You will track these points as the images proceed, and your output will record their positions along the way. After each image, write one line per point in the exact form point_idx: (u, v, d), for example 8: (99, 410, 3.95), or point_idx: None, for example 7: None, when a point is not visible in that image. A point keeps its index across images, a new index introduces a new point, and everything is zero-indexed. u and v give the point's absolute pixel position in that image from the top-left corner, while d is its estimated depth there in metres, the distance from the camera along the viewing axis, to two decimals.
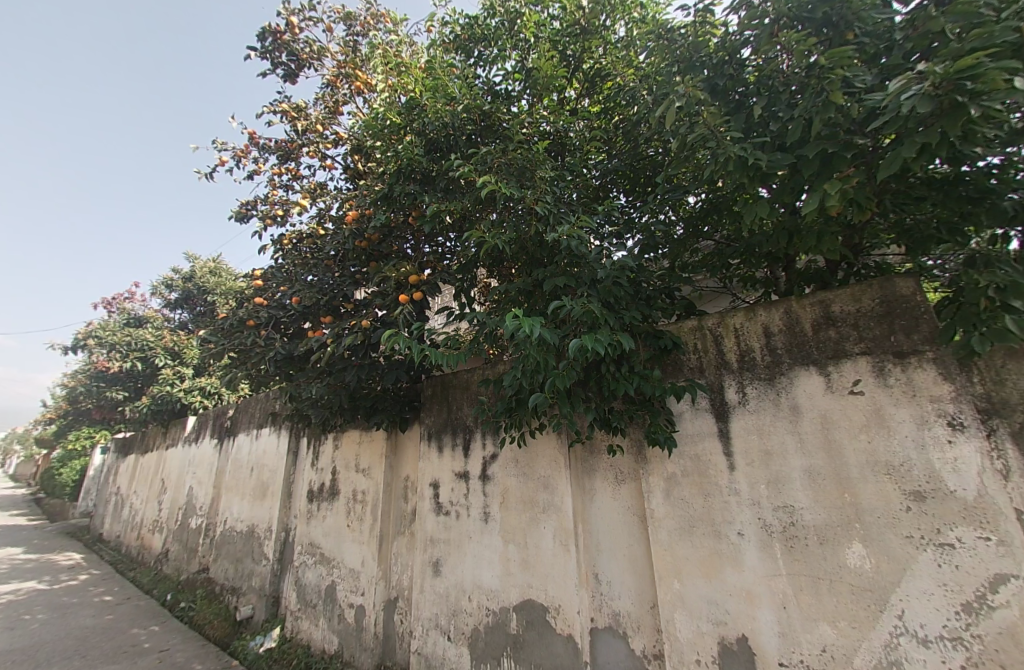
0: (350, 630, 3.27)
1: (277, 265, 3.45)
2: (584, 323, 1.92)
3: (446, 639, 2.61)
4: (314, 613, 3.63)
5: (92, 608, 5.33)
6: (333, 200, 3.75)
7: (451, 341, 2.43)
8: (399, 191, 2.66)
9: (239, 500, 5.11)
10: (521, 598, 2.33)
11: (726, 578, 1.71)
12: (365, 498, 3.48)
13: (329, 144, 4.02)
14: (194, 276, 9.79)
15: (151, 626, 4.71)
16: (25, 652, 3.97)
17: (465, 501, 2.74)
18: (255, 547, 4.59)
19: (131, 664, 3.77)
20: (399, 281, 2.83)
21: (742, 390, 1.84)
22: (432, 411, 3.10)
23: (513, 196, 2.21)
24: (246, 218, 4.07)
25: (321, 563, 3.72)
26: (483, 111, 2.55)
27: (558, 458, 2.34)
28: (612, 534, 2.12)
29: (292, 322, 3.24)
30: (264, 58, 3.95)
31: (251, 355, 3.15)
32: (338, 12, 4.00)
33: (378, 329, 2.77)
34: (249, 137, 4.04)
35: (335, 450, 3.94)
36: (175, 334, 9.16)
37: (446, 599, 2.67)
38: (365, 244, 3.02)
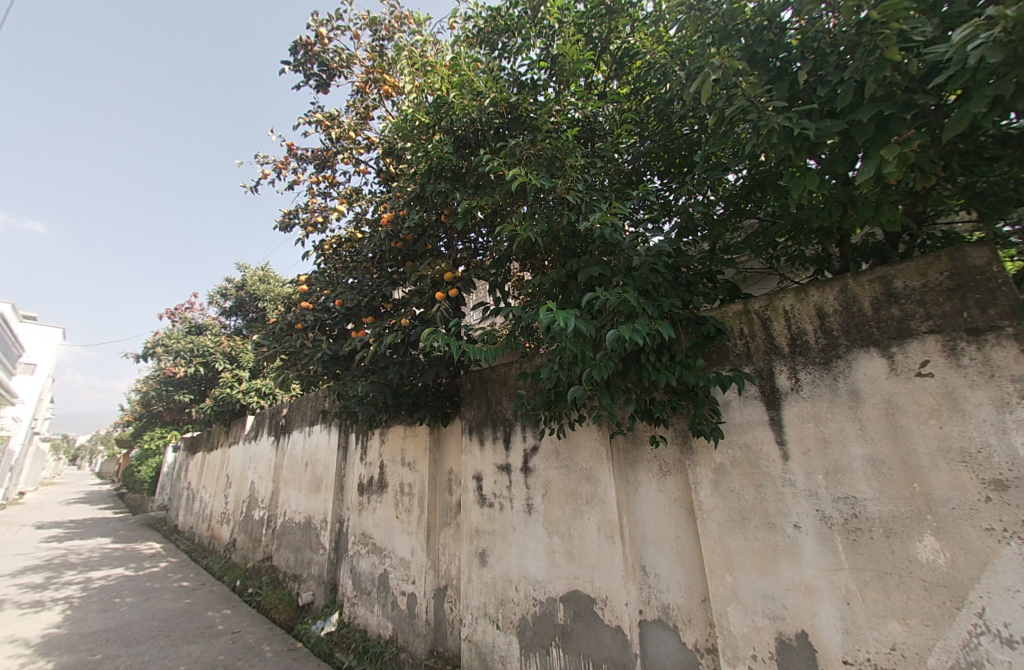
0: (403, 616, 3.40)
1: (320, 270, 3.58)
2: (621, 313, 1.88)
3: (495, 627, 2.66)
4: (369, 599, 3.80)
5: (173, 592, 5.83)
6: (368, 204, 3.86)
7: (488, 336, 2.43)
8: (430, 190, 2.69)
9: (297, 493, 5.39)
10: (568, 589, 2.33)
11: (783, 571, 1.63)
12: (412, 491, 3.59)
13: (362, 150, 4.13)
14: (245, 285, 10.37)
15: (224, 610, 5.10)
16: (117, 631, 4.41)
17: (508, 493, 2.76)
18: (312, 536, 4.84)
19: (208, 643, 4.10)
20: (435, 279, 2.87)
21: (795, 375, 1.74)
22: (472, 405, 3.14)
23: (543, 187, 2.18)
24: (289, 228, 4.26)
25: (373, 553, 3.88)
26: (509, 103, 2.53)
27: (600, 450, 2.31)
28: (659, 527, 2.08)
29: (337, 324, 3.36)
30: (297, 72, 4.10)
31: (301, 356, 3.30)
32: (364, 19, 4.09)
33: (417, 327, 2.82)
34: (288, 148, 4.21)
35: (382, 444, 4.08)
36: (232, 340, 9.83)
37: (494, 588, 2.72)
38: (400, 245, 3.11)
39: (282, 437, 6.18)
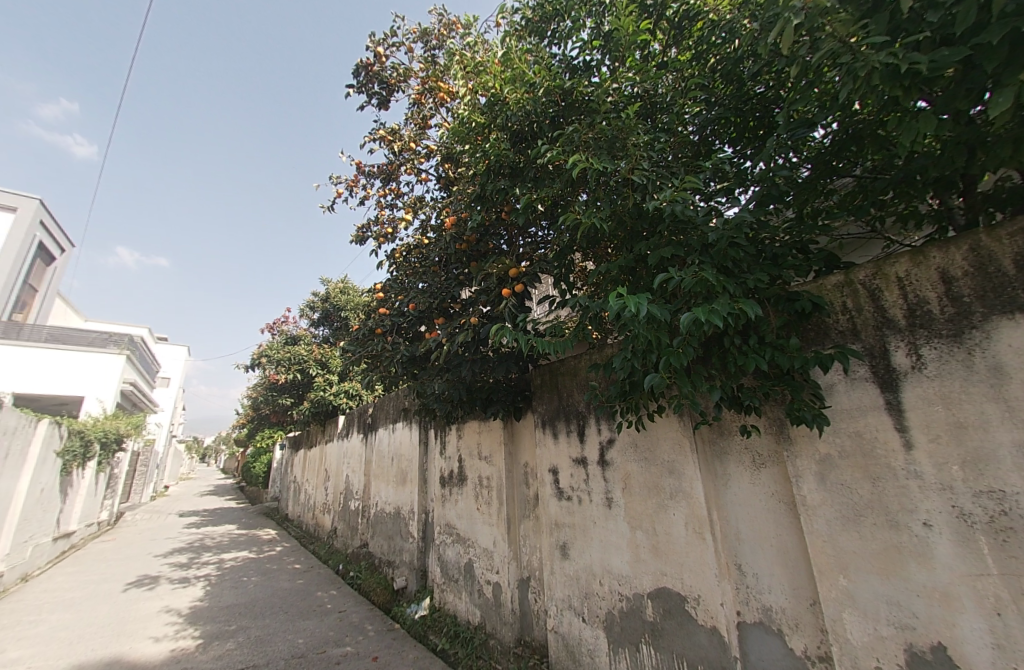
0: (490, 604, 3.50)
1: (392, 277, 3.77)
2: (699, 295, 1.75)
3: (581, 620, 2.64)
4: (457, 586, 3.96)
5: (288, 573, 6.53)
6: (431, 210, 4.00)
7: (556, 329, 2.41)
8: (490, 189, 2.71)
9: (386, 486, 5.77)
10: (655, 585, 2.25)
11: (911, 575, 1.43)
12: (490, 484, 3.67)
13: (423, 159, 4.27)
14: (329, 297, 11.27)
15: (331, 590, 5.61)
16: (246, 606, 5.03)
17: (587, 486, 2.71)
18: (402, 526, 5.16)
19: (319, 620, 4.54)
20: (501, 276, 2.89)
21: (916, 352, 1.51)
22: (544, 399, 3.13)
23: (606, 170, 2.10)
24: (364, 241, 4.54)
25: (458, 543, 4.03)
26: (564, 89, 2.46)
27: (683, 441, 2.19)
28: (754, 523, 1.93)
29: (411, 326, 3.52)
30: (360, 93, 4.33)
31: (382, 359, 3.50)
32: (415, 32, 4.22)
33: (486, 325, 2.86)
34: (357, 166, 4.49)
35: (459, 439, 4.22)
36: (322, 347, 10.94)
37: (578, 582, 2.69)
38: (464, 246, 3.18)
39: (369, 435, 6.64)
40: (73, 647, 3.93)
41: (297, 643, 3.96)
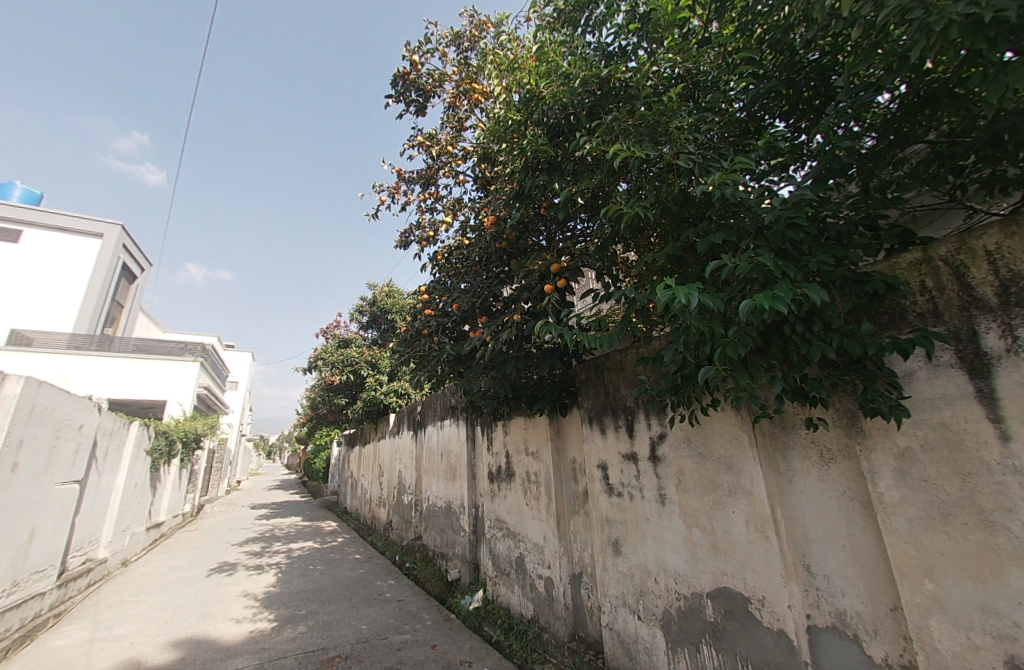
0: (543, 598, 3.52)
1: (435, 278, 3.86)
2: (755, 281, 1.66)
3: (637, 618, 2.60)
4: (509, 580, 4.01)
5: (349, 563, 6.88)
6: (470, 211, 4.06)
7: (601, 323, 2.37)
8: (529, 185, 2.69)
9: (436, 481, 5.93)
10: (715, 585, 2.17)
11: (1011, 581, 1.30)
12: (538, 479, 3.68)
13: (460, 161, 4.33)
14: (376, 301, 11.71)
15: (389, 580, 5.85)
16: (314, 593, 5.35)
17: (638, 483, 2.65)
18: (453, 520, 5.28)
19: (380, 608, 4.75)
20: (543, 272, 2.87)
21: (1011, 333, 1.36)
22: (590, 394, 3.10)
23: (649, 157, 2.03)
24: (407, 245, 4.68)
25: (508, 537, 4.07)
26: (601, 77, 2.41)
27: (741, 436, 2.09)
28: (824, 522, 1.81)
29: (455, 325, 3.58)
30: (399, 102, 4.45)
31: (430, 358, 3.59)
32: (448, 36, 4.27)
33: (529, 321, 2.86)
34: (398, 173, 4.62)
35: (506, 435, 4.26)
36: (372, 349, 11.47)
37: (632, 579, 2.65)
38: (505, 244, 3.19)
39: (419, 432, 6.85)
40: (167, 626, 4.34)
41: (361, 629, 4.16)
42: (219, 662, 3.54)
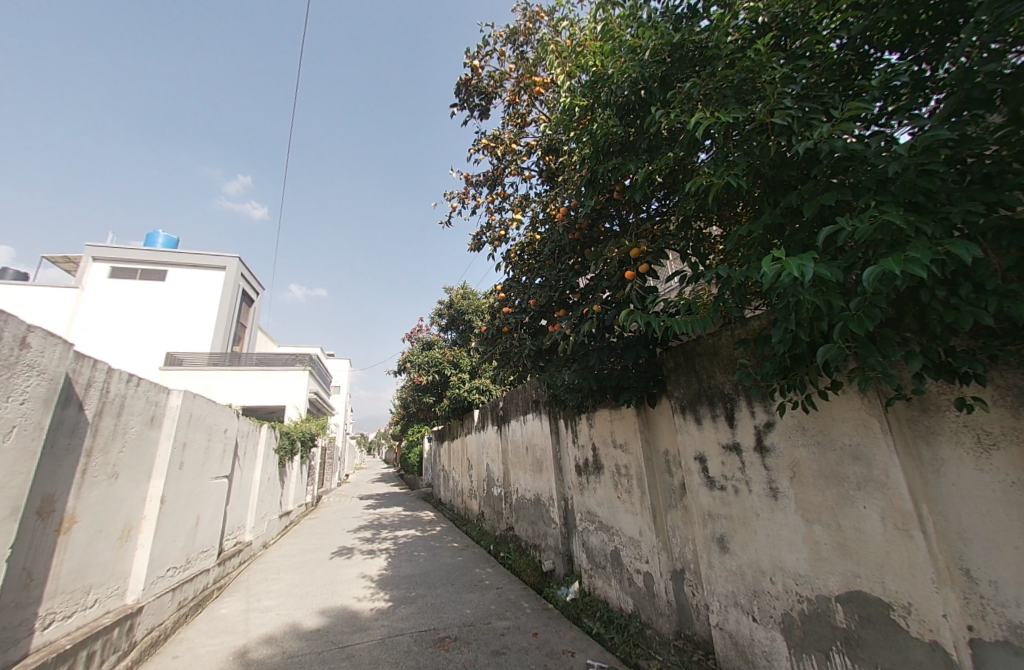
0: (643, 593, 3.43)
1: (510, 276, 3.91)
2: (881, 243, 1.46)
3: (751, 619, 2.42)
4: (605, 573, 3.96)
5: (448, 551, 7.28)
6: (538, 206, 4.06)
7: (692, 306, 2.22)
8: (601, 171, 2.60)
9: (524, 474, 6.04)
10: (846, 588, 1.95)
11: None
12: (629, 472, 3.58)
13: (524, 157, 4.33)
14: (453, 303, 12.21)
15: (486, 568, 6.09)
16: (420, 577, 5.73)
17: (743, 475, 2.46)
18: (544, 512, 5.35)
19: (482, 594, 4.95)
20: (621, 258, 2.75)
21: None
22: (680, 383, 2.94)
23: (737, 120, 1.89)
24: (481, 247, 4.80)
25: (602, 531, 4.01)
26: (673, 44, 2.25)
27: (869, 421, 1.84)
28: (986, 519, 1.54)
29: (533, 321, 3.60)
30: (463, 108, 4.56)
31: (511, 354, 3.65)
32: (504, 35, 4.28)
33: (610, 311, 2.77)
34: (465, 178, 4.75)
35: (591, 428, 4.20)
36: (452, 349, 11.91)
37: (743, 578, 2.47)
38: (577, 234, 3.13)
39: (503, 427, 7.02)
40: (303, 601, 4.93)
41: (466, 613, 4.38)
42: (348, 635, 3.95)
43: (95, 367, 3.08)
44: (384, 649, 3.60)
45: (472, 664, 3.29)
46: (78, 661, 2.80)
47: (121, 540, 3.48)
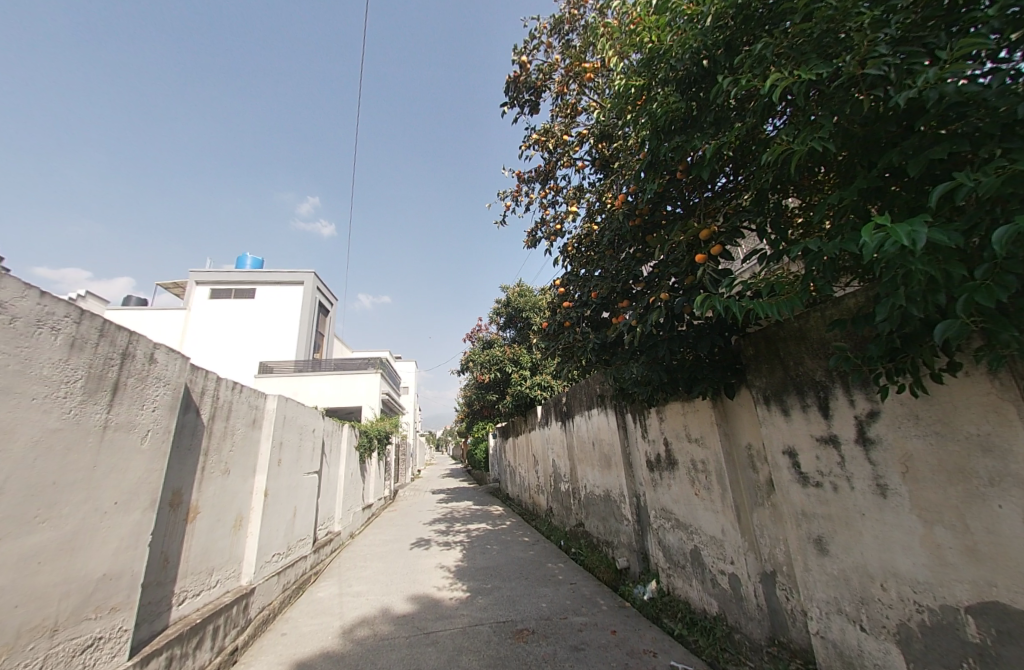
0: (729, 595, 3.24)
1: (569, 270, 3.86)
2: (1013, 199, 1.25)
3: (860, 630, 2.19)
4: (685, 573, 3.79)
5: (520, 545, 7.38)
6: (593, 196, 3.96)
7: (776, 286, 2.06)
8: (664, 150, 2.47)
9: (591, 470, 5.95)
10: (978, 599, 1.70)
11: None
12: (707, 467, 3.39)
13: (576, 147, 4.24)
14: (511, 301, 12.32)
15: (559, 563, 6.08)
16: (495, 570, 5.86)
17: (843, 470, 2.23)
18: (615, 508, 5.24)
19: (556, 589, 4.96)
20: (691, 241, 2.58)
21: None
22: (762, 372, 2.73)
23: (820, 78, 1.72)
24: (537, 243, 4.78)
25: (679, 528, 3.85)
26: (738, 5, 2.08)
27: (1003, 408, 1.59)
28: None
29: (596, 314, 3.51)
30: (512, 106, 4.56)
31: (575, 349, 3.59)
32: (549, 26, 4.22)
33: (679, 298, 2.62)
34: (518, 175, 4.75)
35: (662, 422, 4.04)
36: (512, 346, 12.04)
37: (847, 583, 2.24)
38: (638, 220, 2.99)
39: (567, 422, 6.98)
40: (388, 588, 5.24)
41: (542, 607, 4.40)
42: (431, 621, 4.13)
43: (206, 377, 3.47)
44: (466, 638, 3.72)
45: (552, 657, 3.30)
46: (207, 633, 3.18)
47: (235, 528, 3.91)
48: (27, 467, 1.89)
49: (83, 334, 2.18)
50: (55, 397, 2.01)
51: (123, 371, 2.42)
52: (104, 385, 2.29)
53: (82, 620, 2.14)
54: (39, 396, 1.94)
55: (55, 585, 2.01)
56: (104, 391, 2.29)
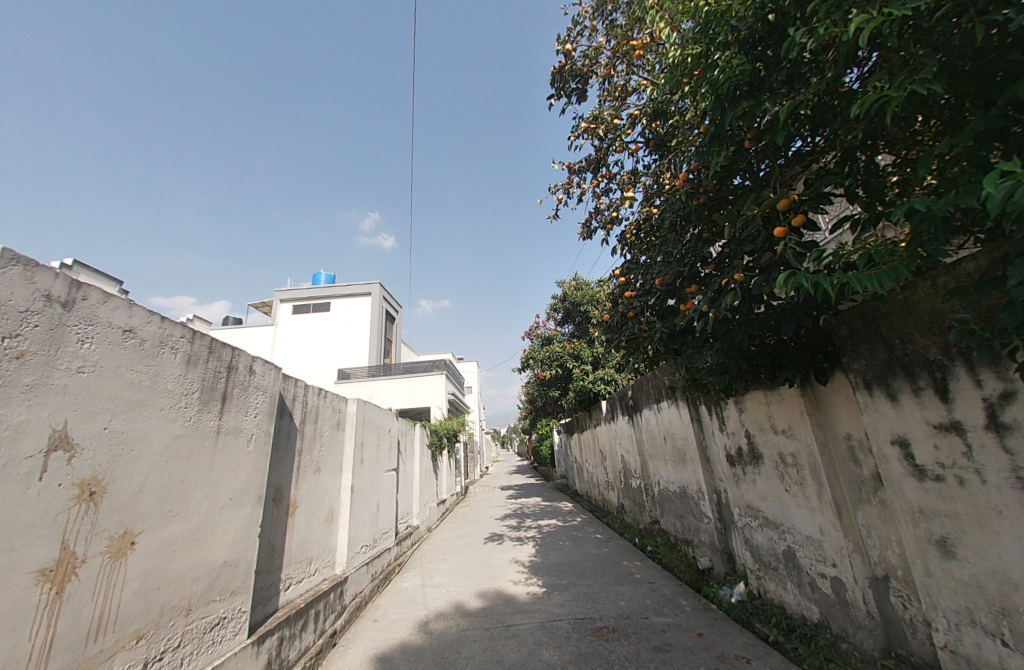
0: (832, 601, 2.96)
1: (629, 259, 3.74)
2: None
3: (1003, 645, 1.90)
4: (779, 575, 3.52)
5: (592, 541, 7.28)
6: (650, 178, 3.80)
7: (876, 254, 1.84)
8: (730, 120, 2.30)
9: (664, 465, 5.73)
10: None
11: None
12: (798, 461, 3.13)
13: (628, 131, 4.08)
14: (568, 296, 12.20)
15: (635, 561, 5.92)
16: (569, 566, 5.84)
17: (971, 462, 1.95)
18: (693, 505, 4.99)
19: (634, 587, 4.82)
20: (767, 214, 2.38)
21: None
22: (861, 354, 2.46)
23: (914, 13, 1.52)
24: (592, 233, 4.68)
25: (768, 527, 3.58)
26: None
27: None
28: None
29: (662, 302, 3.36)
30: (559, 97, 4.50)
31: (641, 339, 3.46)
32: (593, 9, 4.11)
33: (757, 277, 2.42)
34: (569, 167, 4.68)
35: (742, 414, 3.78)
36: (572, 342, 11.90)
37: (983, 591, 1.96)
38: (703, 198, 2.81)
39: (635, 416, 6.77)
40: (466, 581, 5.41)
41: (621, 605, 4.31)
42: (510, 615, 4.21)
43: (296, 384, 3.80)
44: (546, 633, 3.74)
45: (635, 657, 3.22)
46: (310, 618, 3.48)
47: (328, 523, 4.24)
48: (161, 469, 2.17)
49: (196, 351, 2.47)
50: (178, 407, 2.30)
51: (229, 382, 2.71)
52: (215, 395, 2.57)
53: (209, 601, 2.43)
54: (166, 406, 2.22)
55: (188, 570, 2.30)
56: (216, 400, 2.58)
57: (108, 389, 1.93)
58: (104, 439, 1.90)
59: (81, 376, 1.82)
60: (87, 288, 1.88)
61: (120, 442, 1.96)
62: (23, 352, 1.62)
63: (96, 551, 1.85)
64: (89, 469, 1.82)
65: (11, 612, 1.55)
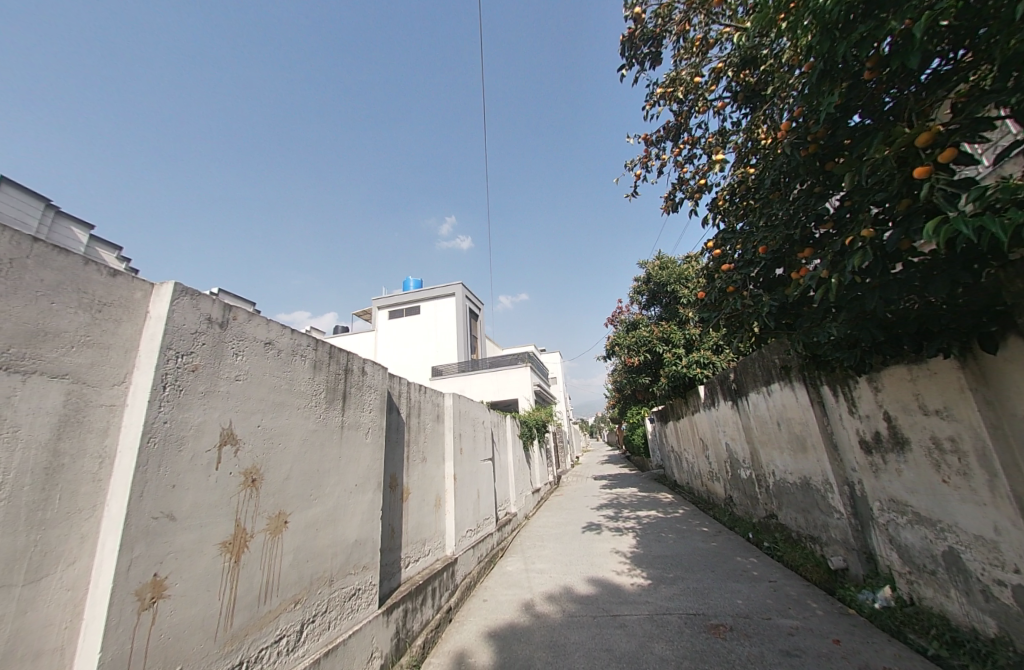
0: (1017, 613, 2.46)
1: (723, 229, 3.44)
2: None
3: None
4: (937, 579, 3.01)
5: (699, 534, 6.89)
6: (741, 135, 3.45)
7: None
8: (843, 51, 1.99)
9: (780, 454, 5.22)
10: None
11: None
12: (959, 447, 2.64)
13: (712, 87, 3.74)
14: (652, 278, 11.60)
15: (750, 556, 5.48)
16: (676, 558, 5.59)
17: None
18: (818, 498, 4.48)
19: (752, 584, 4.47)
20: (900, 155, 2.01)
21: None
22: None
23: None
24: (677, 206, 4.38)
25: (921, 524, 3.08)
26: None
27: None
28: None
29: (767, 272, 3.04)
30: (631, 66, 4.26)
31: (744, 316, 3.17)
32: None
33: (891, 230, 2.07)
34: (646, 139, 4.42)
35: (878, 394, 3.29)
36: (660, 325, 11.28)
37: None
38: (813, 148, 2.47)
39: (740, 401, 6.25)
40: (569, 568, 5.45)
41: (737, 602, 4.03)
42: (617, 605, 4.17)
43: (400, 381, 4.12)
44: (657, 626, 3.64)
45: (760, 659, 3.00)
46: (428, 594, 3.77)
47: (436, 509, 4.54)
48: (301, 459, 2.50)
49: (319, 357, 2.78)
50: (310, 406, 2.62)
51: (347, 382, 3.01)
52: (338, 394, 2.89)
53: (346, 574, 2.75)
54: (301, 405, 2.55)
55: (328, 547, 2.62)
56: (338, 398, 2.89)
57: (257, 392, 2.26)
58: (258, 434, 2.23)
59: (238, 383, 2.15)
60: (235, 310, 2.22)
61: (269, 437, 2.29)
62: (197, 365, 1.96)
63: (259, 528, 2.19)
64: (250, 460, 2.16)
65: (204, 576, 1.90)
